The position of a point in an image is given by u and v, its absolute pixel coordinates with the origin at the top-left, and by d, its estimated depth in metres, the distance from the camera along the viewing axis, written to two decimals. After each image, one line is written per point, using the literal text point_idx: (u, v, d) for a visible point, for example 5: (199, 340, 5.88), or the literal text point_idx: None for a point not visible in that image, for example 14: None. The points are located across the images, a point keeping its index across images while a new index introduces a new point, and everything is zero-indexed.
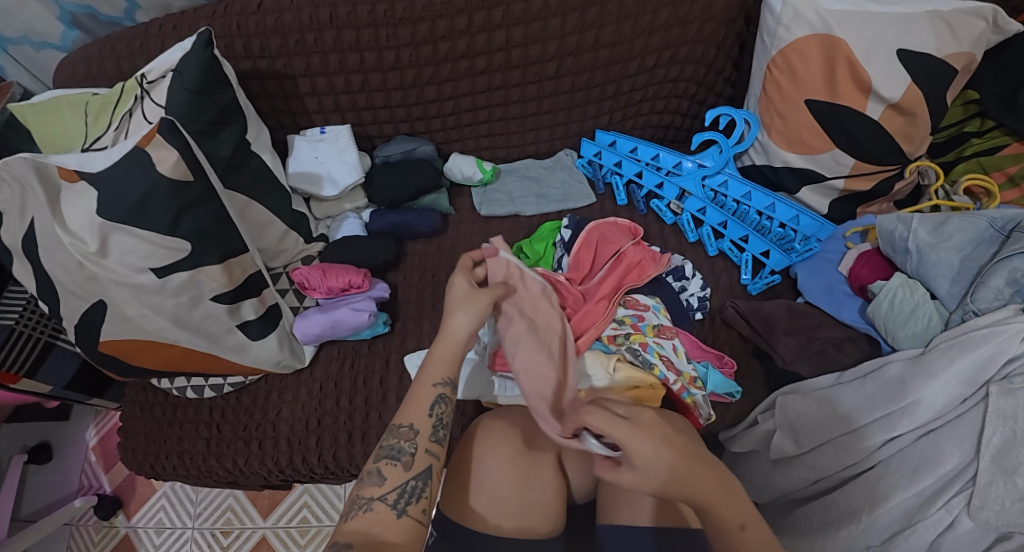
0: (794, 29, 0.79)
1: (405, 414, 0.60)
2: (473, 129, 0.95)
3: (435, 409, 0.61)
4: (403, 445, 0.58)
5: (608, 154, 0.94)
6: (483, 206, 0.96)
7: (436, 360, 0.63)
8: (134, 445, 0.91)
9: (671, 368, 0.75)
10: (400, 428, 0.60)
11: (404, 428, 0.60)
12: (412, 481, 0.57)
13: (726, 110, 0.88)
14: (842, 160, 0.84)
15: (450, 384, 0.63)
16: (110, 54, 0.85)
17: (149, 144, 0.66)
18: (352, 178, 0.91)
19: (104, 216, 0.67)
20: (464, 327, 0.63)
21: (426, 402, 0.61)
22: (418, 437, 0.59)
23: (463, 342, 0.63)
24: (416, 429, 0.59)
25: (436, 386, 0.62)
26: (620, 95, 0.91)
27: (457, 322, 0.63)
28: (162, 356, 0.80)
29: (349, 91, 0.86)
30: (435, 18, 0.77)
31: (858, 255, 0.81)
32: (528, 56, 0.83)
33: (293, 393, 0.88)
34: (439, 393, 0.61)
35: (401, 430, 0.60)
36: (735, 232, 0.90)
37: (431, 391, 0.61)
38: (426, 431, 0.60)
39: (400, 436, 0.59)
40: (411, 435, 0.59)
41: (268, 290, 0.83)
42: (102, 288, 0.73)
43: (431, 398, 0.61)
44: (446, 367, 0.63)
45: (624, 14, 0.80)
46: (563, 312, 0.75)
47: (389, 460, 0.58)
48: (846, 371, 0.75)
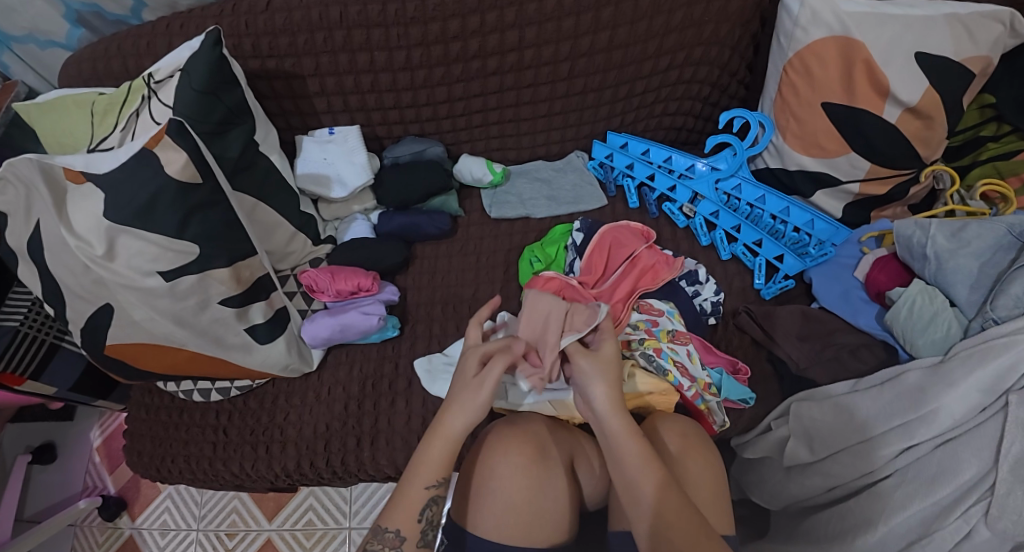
0: (812, 30, 0.78)
1: (392, 518, 0.59)
2: (483, 131, 0.93)
3: (424, 513, 0.59)
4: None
5: (620, 156, 0.94)
6: (493, 209, 0.95)
7: (428, 461, 0.60)
8: (140, 449, 0.90)
9: (685, 373, 0.74)
10: (386, 533, 0.58)
11: (391, 532, 0.58)
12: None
13: (741, 112, 0.88)
14: (857, 164, 0.83)
15: (444, 483, 0.60)
16: (116, 53, 0.83)
17: (158, 146, 0.65)
18: (362, 179, 0.90)
19: (111, 218, 0.66)
20: (460, 428, 0.60)
21: (417, 507, 0.59)
22: (405, 543, 0.58)
23: (459, 440, 0.60)
24: (402, 535, 0.58)
25: (427, 489, 0.59)
26: (632, 96, 0.90)
27: (453, 420, 0.60)
28: (169, 359, 0.79)
29: (359, 92, 0.85)
30: (447, 17, 0.76)
31: (875, 260, 0.80)
32: (541, 56, 0.82)
33: (301, 397, 0.87)
34: (429, 497, 0.59)
35: (387, 535, 0.58)
36: (748, 236, 0.88)
37: (422, 494, 0.59)
38: (414, 537, 0.59)
39: (386, 541, 0.58)
40: (398, 541, 0.58)
41: (276, 292, 0.82)
42: (108, 291, 0.72)
43: (422, 502, 0.59)
44: (439, 467, 0.60)
45: (638, 15, 0.79)
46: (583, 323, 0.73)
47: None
48: (862, 379, 0.74)
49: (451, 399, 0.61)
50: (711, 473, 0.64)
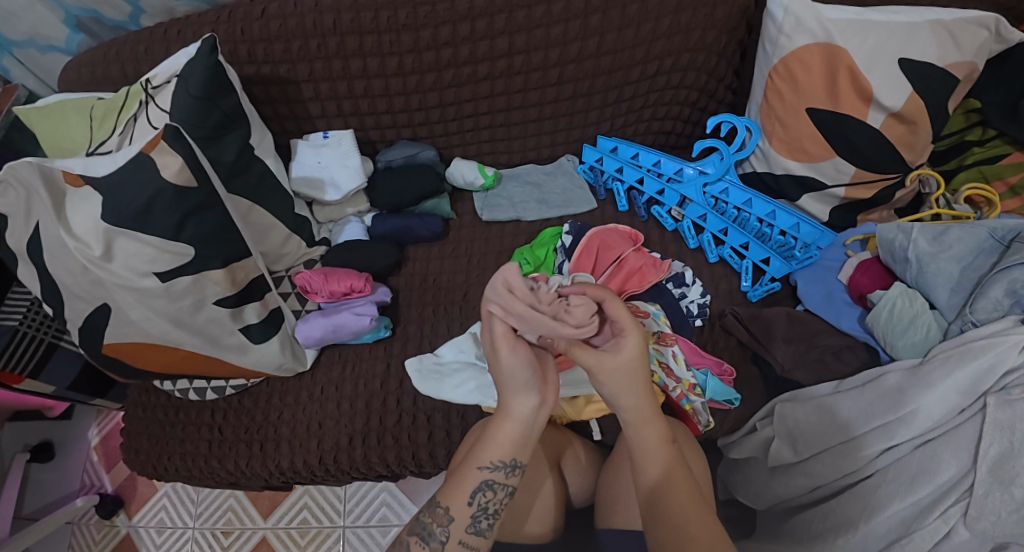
0: (796, 37, 0.79)
1: (446, 496, 0.58)
2: (475, 134, 0.95)
3: (477, 497, 0.58)
4: (434, 528, 0.58)
5: (609, 160, 0.94)
6: (485, 211, 0.95)
7: (492, 444, 0.58)
8: (136, 446, 0.92)
9: (669, 374, 0.75)
10: (436, 508, 0.58)
11: (441, 509, 0.58)
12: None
13: (727, 118, 0.88)
14: (843, 168, 0.84)
15: (501, 468, 0.58)
16: (115, 58, 0.85)
17: (154, 150, 0.67)
18: (355, 183, 0.91)
19: (108, 220, 0.68)
20: (525, 407, 0.58)
21: (471, 488, 0.58)
22: (453, 524, 0.57)
23: (528, 427, 0.59)
24: (451, 514, 0.58)
25: (482, 470, 0.58)
26: (621, 101, 0.91)
27: (519, 407, 0.58)
28: (164, 359, 0.80)
29: (352, 96, 0.87)
30: (438, 24, 0.78)
31: (858, 264, 0.81)
32: (530, 62, 0.84)
33: (294, 396, 0.88)
34: (484, 479, 0.58)
35: (437, 510, 0.58)
36: (735, 239, 0.88)
37: (477, 475, 0.58)
38: (463, 521, 0.58)
39: (436, 516, 0.58)
40: (446, 518, 0.58)
41: (270, 293, 0.84)
42: (105, 292, 0.73)
43: (475, 483, 0.58)
44: (505, 449, 0.58)
45: (625, 22, 0.81)
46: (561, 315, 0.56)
47: (420, 540, 0.57)
48: (844, 380, 0.75)
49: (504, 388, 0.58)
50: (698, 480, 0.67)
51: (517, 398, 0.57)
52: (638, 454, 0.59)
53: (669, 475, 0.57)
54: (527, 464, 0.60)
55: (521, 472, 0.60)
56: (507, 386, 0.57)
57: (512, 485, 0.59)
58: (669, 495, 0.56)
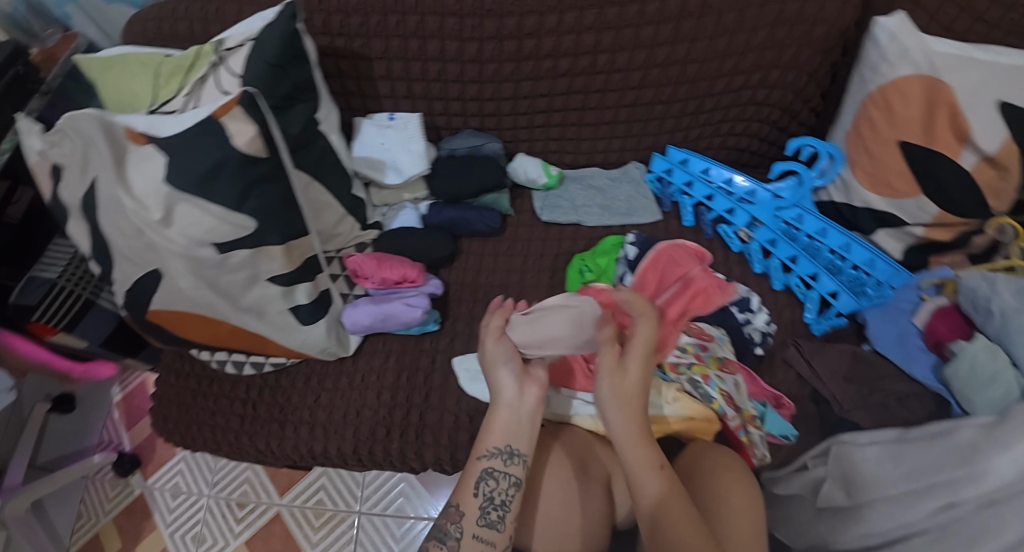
0: (898, 66, 0.76)
1: (455, 496, 0.63)
2: (544, 131, 0.91)
3: (481, 488, 0.62)
4: (449, 527, 0.61)
5: (679, 173, 0.90)
6: (545, 212, 0.92)
7: (489, 432, 0.64)
8: (166, 413, 0.90)
9: (730, 403, 0.72)
10: (448, 510, 0.62)
11: (452, 509, 0.62)
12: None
13: (811, 140, 0.86)
14: (925, 207, 0.80)
15: (502, 454, 0.62)
16: (183, 15, 0.82)
17: (227, 115, 0.64)
18: (418, 168, 0.86)
19: (171, 184, 0.65)
20: (506, 382, 0.65)
21: (474, 478, 0.62)
22: (463, 519, 0.61)
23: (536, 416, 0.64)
24: (462, 512, 0.61)
25: (481, 459, 0.63)
26: (700, 113, 0.88)
27: (505, 387, 0.64)
28: (210, 331, 0.78)
29: (424, 79, 0.84)
30: (524, 13, 0.75)
31: (936, 309, 0.76)
32: (614, 62, 0.81)
33: (333, 381, 0.86)
34: (485, 468, 0.62)
35: (452, 509, 0.62)
36: (804, 268, 0.84)
37: (478, 465, 0.63)
38: (474, 516, 0.61)
39: (449, 517, 0.62)
40: (456, 516, 0.61)
41: (322, 274, 0.80)
42: (157, 258, 0.70)
43: (478, 474, 0.62)
44: (500, 435, 0.63)
45: (720, 30, 0.77)
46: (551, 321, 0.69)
47: (438, 542, 0.60)
48: (910, 429, 0.72)
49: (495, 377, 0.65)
50: (748, 504, 0.63)
51: (500, 378, 0.65)
52: (631, 457, 0.58)
53: (668, 496, 0.56)
54: (528, 452, 0.63)
55: (522, 460, 0.63)
56: (494, 369, 0.66)
57: (514, 474, 0.62)
58: (668, 520, 0.54)
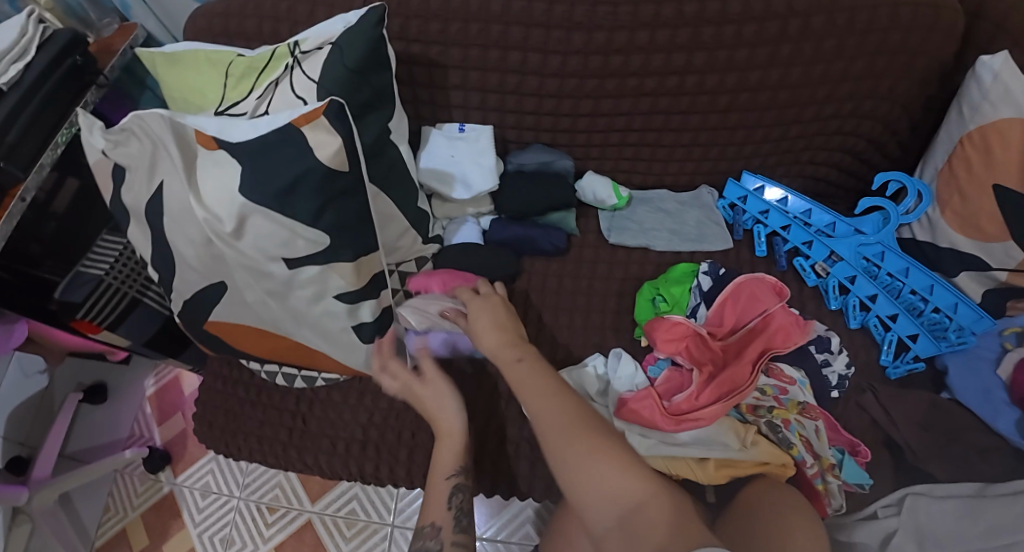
0: (1001, 108, 0.72)
1: (428, 514, 0.63)
2: (617, 150, 0.87)
3: (453, 502, 0.64)
4: (428, 542, 0.61)
5: (754, 201, 0.87)
6: (612, 233, 0.88)
7: (436, 464, 0.66)
8: (211, 421, 0.87)
9: (809, 450, 0.70)
10: (423, 528, 0.62)
11: (428, 526, 0.62)
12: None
13: (899, 176, 0.81)
14: (1013, 253, 0.76)
15: (463, 472, 0.66)
16: (253, 12, 0.78)
17: (307, 126, 0.60)
18: (487, 184, 0.83)
19: (245, 195, 0.62)
20: (450, 417, 0.67)
21: (444, 496, 0.64)
22: (442, 532, 0.62)
23: (452, 433, 0.67)
24: (438, 526, 0.62)
25: (449, 479, 0.65)
26: (783, 140, 0.84)
27: (450, 419, 0.67)
28: (268, 345, 0.75)
29: (500, 91, 0.80)
30: (616, 28, 0.72)
31: (1023, 361, 0.73)
32: (703, 84, 0.77)
33: (387, 400, 0.83)
34: (452, 485, 0.64)
35: (427, 532, 0.62)
36: (883, 308, 0.81)
37: (444, 484, 0.64)
38: (450, 525, 0.62)
39: (425, 536, 0.62)
40: (434, 533, 0.62)
41: (386, 291, 0.76)
42: (225, 269, 0.67)
43: (448, 492, 0.64)
44: (453, 458, 0.66)
45: (817, 57, 0.74)
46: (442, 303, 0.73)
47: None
48: (992, 485, 0.69)
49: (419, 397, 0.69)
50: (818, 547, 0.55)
51: (438, 398, 0.68)
52: (592, 476, 0.48)
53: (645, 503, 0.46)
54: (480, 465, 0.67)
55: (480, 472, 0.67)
56: (432, 399, 0.68)
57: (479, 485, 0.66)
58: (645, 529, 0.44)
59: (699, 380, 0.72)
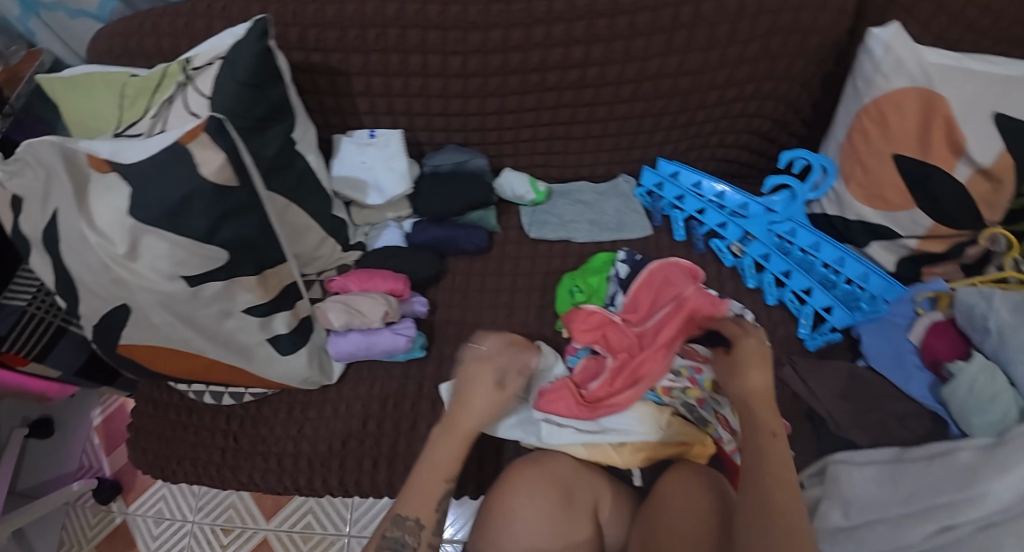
0: (894, 79, 0.73)
1: (408, 506, 0.56)
2: (530, 145, 0.88)
3: (441, 506, 0.58)
4: (406, 538, 0.54)
5: (670, 186, 0.88)
6: (533, 229, 0.89)
7: (438, 456, 0.59)
8: (144, 447, 0.86)
9: (726, 426, 0.72)
10: (405, 520, 0.55)
11: (410, 520, 0.55)
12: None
13: (803, 154, 0.82)
14: (919, 220, 0.79)
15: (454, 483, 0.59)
16: (150, 30, 0.77)
17: (193, 142, 0.61)
18: (401, 189, 0.83)
19: (135, 216, 0.61)
20: (477, 425, 0.62)
21: (435, 498, 0.57)
22: (422, 531, 0.55)
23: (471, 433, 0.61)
24: (421, 523, 0.55)
25: (445, 482, 0.58)
26: (690, 125, 0.86)
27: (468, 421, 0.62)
28: (187, 365, 0.75)
29: (406, 94, 0.81)
30: (511, 25, 0.73)
31: (932, 325, 0.75)
32: (604, 76, 0.78)
33: (317, 410, 0.83)
34: (446, 490, 0.58)
35: (406, 523, 0.55)
36: (798, 283, 0.82)
37: (440, 486, 0.58)
38: (431, 526, 0.56)
39: (405, 528, 0.55)
40: (416, 529, 0.55)
41: (301, 302, 0.77)
42: (127, 292, 0.67)
43: (440, 494, 0.58)
44: (455, 463, 0.60)
45: (713, 42, 0.74)
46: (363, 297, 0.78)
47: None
48: (907, 448, 0.71)
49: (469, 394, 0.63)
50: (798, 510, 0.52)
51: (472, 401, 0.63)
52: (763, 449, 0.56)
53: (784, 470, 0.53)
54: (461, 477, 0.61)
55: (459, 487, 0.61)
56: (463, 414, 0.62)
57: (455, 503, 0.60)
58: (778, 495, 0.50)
59: (612, 366, 0.74)
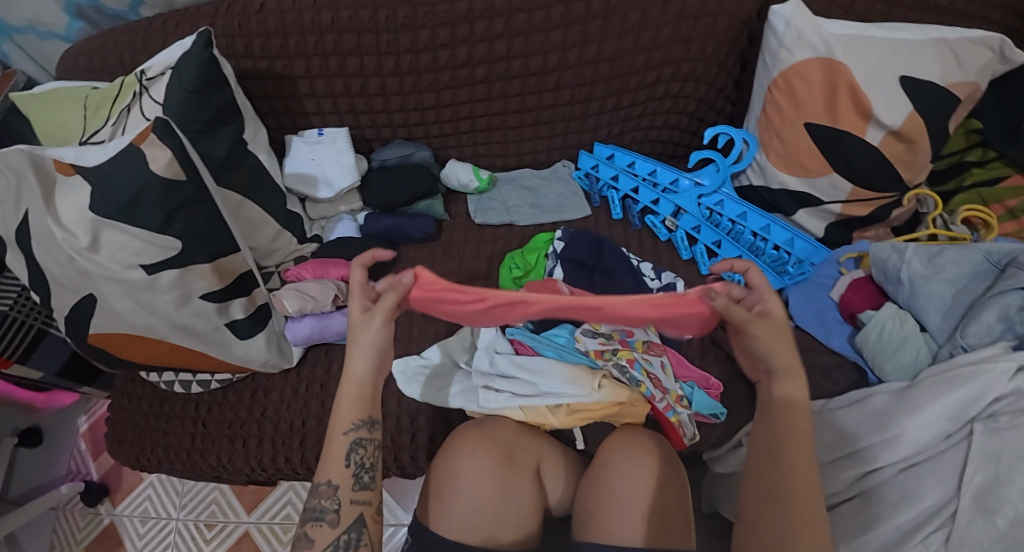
0: (796, 52, 0.78)
1: (323, 472, 0.59)
2: (471, 137, 0.95)
3: (353, 458, 0.59)
4: (324, 504, 0.57)
5: (605, 168, 0.94)
6: (478, 214, 0.96)
7: (338, 409, 0.59)
8: (120, 437, 0.91)
9: (658, 385, 0.75)
10: (319, 486, 0.58)
11: (323, 485, 0.58)
12: (343, 536, 0.56)
13: (725, 129, 0.87)
14: (839, 185, 0.83)
15: (366, 423, 0.60)
16: (112, 47, 0.85)
17: (145, 142, 0.66)
18: (348, 181, 0.91)
19: (96, 211, 0.67)
20: (366, 367, 0.59)
21: (342, 453, 0.59)
22: (339, 491, 0.58)
23: (361, 382, 0.59)
24: (335, 485, 0.58)
25: (348, 434, 0.59)
26: (620, 109, 0.91)
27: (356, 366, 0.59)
28: (150, 351, 0.80)
29: (348, 95, 0.87)
30: (436, 25, 0.78)
31: (852, 282, 0.80)
32: (529, 66, 0.83)
33: (279, 393, 0.88)
34: (351, 440, 0.59)
35: (321, 487, 0.58)
36: (728, 251, 0.88)
37: (343, 439, 0.59)
38: (348, 483, 0.58)
39: (321, 494, 0.58)
40: (331, 491, 0.58)
41: (258, 289, 0.83)
42: (92, 282, 0.72)
43: (345, 448, 0.59)
44: (354, 411, 0.59)
45: (626, 29, 0.80)
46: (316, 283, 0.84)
47: (315, 521, 0.57)
48: (833, 398, 0.73)
49: (350, 340, 0.59)
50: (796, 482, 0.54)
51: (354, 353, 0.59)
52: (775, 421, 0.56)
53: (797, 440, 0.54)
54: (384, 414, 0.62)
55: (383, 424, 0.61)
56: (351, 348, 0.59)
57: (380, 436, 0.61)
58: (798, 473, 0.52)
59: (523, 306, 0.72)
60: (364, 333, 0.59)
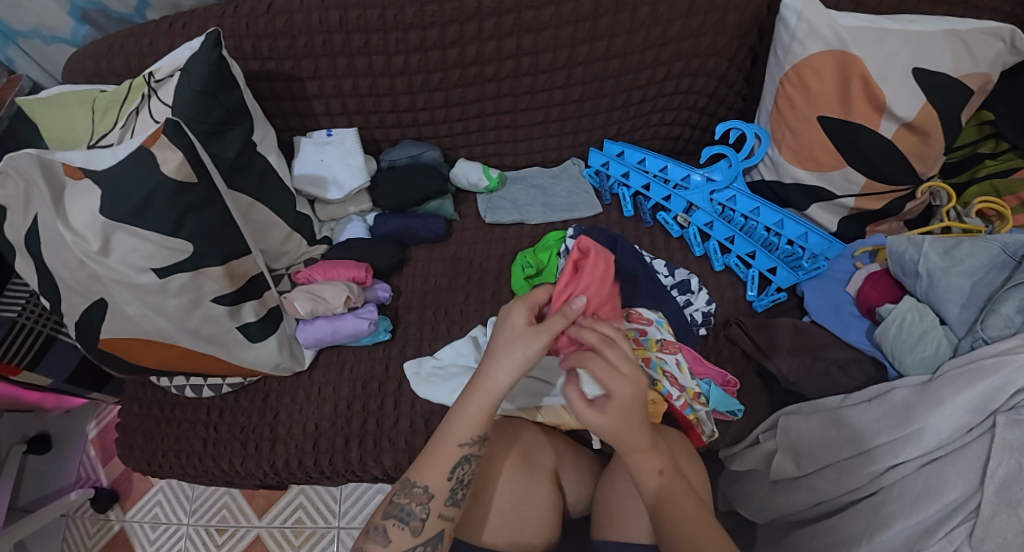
0: (808, 44, 0.77)
1: (421, 474, 0.59)
2: (480, 136, 0.95)
3: (456, 472, 0.59)
4: (413, 508, 0.58)
5: (615, 165, 0.95)
6: (488, 214, 0.96)
7: (463, 417, 0.59)
8: (131, 442, 0.91)
9: (674, 383, 0.74)
10: (413, 488, 0.58)
11: (419, 488, 0.58)
12: (420, 546, 0.57)
13: (736, 124, 0.87)
14: (853, 178, 0.83)
15: (479, 442, 0.60)
16: (119, 51, 0.85)
17: (155, 145, 0.65)
18: (358, 182, 0.91)
19: (107, 214, 0.66)
20: (503, 384, 0.59)
21: (448, 465, 0.59)
22: (432, 501, 0.58)
23: (499, 395, 0.59)
24: (430, 493, 0.58)
25: (461, 448, 0.59)
26: (629, 106, 0.91)
27: (500, 376, 0.58)
28: (161, 354, 0.79)
29: (357, 95, 0.86)
30: (445, 24, 0.77)
31: (868, 276, 0.80)
32: (538, 64, 0.83)
33: (291, 396, 0.87)
34: (463, 455, 0.59)
35: (414, 490, 0.58)
36: (742, 247, 0.89)
37: (455, 451, 0.59)
38: (442, 496, 0.58)
39: (412, 496, 0.58)
40: (425, 498, 0.58)
41: (269, 291, 0.83)
42: (103, 286, 0.72)
43: (454, 461, 0.59)
44: (474, 427, 0.59)
45: (636, 24, 0.79)
46: (326, 285, 0.83)
47: (397, 522, 0.58)
48: (852, 394, 0.73)
49: (500, 350, 0.59)
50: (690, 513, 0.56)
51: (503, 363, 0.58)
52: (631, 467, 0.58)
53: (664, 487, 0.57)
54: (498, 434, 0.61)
55: None
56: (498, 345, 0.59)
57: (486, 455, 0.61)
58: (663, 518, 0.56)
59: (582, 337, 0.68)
60: (522, 344, 0.58)
